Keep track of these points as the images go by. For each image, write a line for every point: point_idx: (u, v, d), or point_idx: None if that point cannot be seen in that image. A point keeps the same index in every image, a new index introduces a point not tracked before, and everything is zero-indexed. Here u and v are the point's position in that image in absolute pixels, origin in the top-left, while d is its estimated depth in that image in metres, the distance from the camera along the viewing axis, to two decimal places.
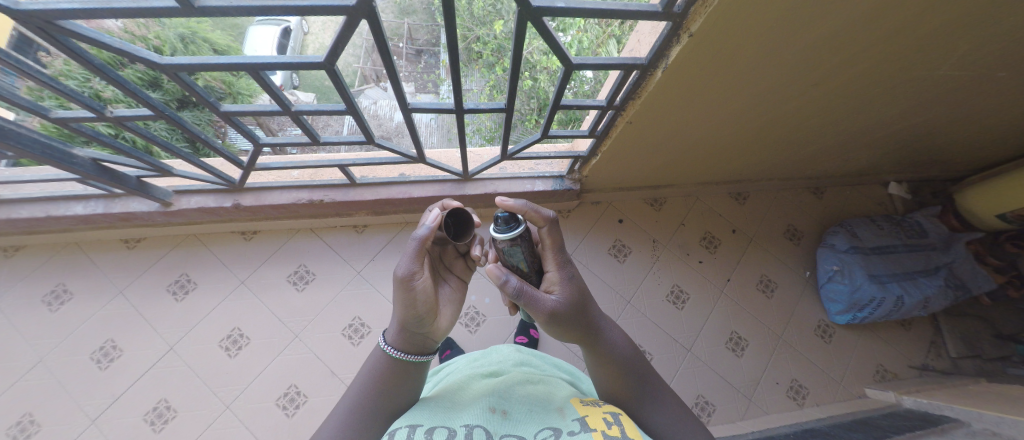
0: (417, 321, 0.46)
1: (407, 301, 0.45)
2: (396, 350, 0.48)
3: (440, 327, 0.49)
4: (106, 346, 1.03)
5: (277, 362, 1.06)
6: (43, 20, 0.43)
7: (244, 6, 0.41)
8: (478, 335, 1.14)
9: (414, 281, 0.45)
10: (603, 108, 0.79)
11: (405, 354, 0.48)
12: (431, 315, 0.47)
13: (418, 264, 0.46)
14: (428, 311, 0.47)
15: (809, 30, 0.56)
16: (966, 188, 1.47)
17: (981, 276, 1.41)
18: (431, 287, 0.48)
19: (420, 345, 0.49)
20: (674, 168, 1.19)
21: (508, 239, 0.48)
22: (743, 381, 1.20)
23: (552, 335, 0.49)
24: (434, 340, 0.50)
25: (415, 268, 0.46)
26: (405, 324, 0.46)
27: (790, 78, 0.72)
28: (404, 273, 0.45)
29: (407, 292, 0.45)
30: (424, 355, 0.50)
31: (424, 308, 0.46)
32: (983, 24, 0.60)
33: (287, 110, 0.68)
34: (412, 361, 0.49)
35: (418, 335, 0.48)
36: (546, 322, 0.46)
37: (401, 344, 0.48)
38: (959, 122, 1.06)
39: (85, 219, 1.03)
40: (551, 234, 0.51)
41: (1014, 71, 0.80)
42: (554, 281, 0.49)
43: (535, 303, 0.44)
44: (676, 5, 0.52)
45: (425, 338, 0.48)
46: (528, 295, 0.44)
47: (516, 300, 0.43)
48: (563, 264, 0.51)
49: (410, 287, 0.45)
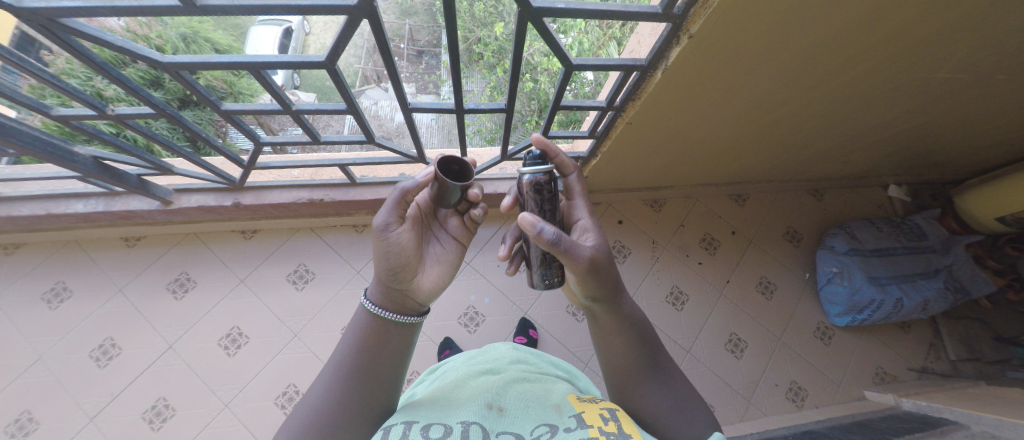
0: (392, 274, 0.46)
1: (380, 252, 0.46)
2: (372, 304, 0.46)
3: (418, 285, 0.48)
4: (105, 344, 1.03)
5: (276, 361, 1.06)
6: (45, 18, 0.43)
7: (246, 5, 0.41)
8: (477, 335, 1.14)
9: (388, 232, 0.46)
10: (603, 109, 0.79)
11: (383, 311, 0.46)
12: (406, 270, 0.47)
13: (396, 216, 0.47)
14: (402, 263, 0.46)
15: (807, 32, 0.57)
16: (966, 191, 1.48)
17: (981, 278, 1.41)
18: (409, 241, 0.47)
19: (398, 303, 0.47)
20: (674, 169, 1.19)
21: (538, 176, 0.47)
22: (742, 382, 1.20)
23: (581, 291, 0.47)
24: (414, 301, 0.48)
25: (390, 219, 0.46)
26: (382, 277, 0.46)
27: (789, 79, 0.72)
28: (379, 222, 0.46)
29: (381, 241, 0.45)
30: (404, 316, 0.47)
31: (398, 261, 0.46)
32: (983, 27, 0.61)
33: (288, 109, 0.68)
34: (391, 320, 0.46)
35: (394, 290, 0.47)
36: (580, 274, 0.44)
37: (378, 299, 0.47)
38: (958, 125, 1.06)
39: (85, 217, 1.03)
40: (578, 182, 0.53)
41: (1013, 75, 0.80)
42: (587, 228, 0.49)
43: (573, 250, 0.42)
44: (676, 6, 0.52)
45: (403, 295, 0.47)
46: (565, 242, 0.41)
47: (554, 247, 0.40)
48: (593, 213, 0.51)
49: (383, 237, 0.45)
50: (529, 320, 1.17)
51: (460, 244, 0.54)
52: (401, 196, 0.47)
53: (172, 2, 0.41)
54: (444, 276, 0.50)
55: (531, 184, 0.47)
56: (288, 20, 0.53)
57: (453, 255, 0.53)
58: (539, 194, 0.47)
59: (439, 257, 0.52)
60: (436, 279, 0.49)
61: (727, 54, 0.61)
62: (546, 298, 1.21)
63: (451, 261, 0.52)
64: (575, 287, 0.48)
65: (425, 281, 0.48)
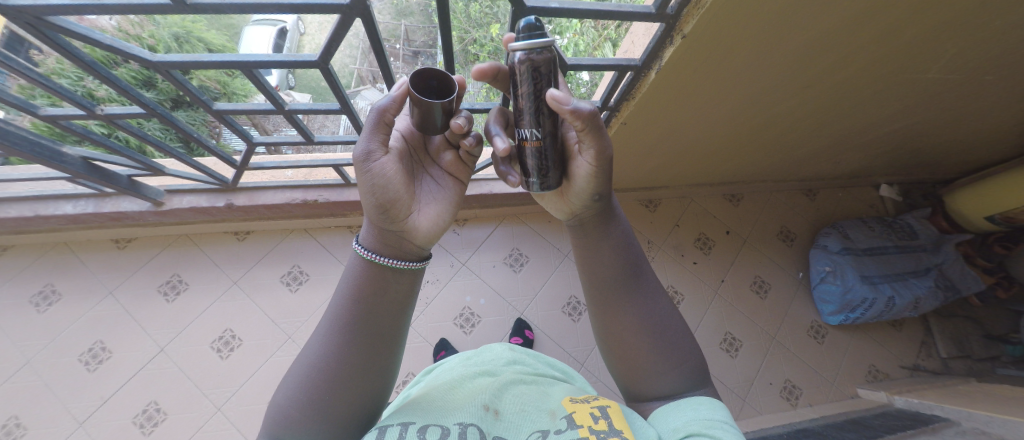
0: (385, 212, 0.37)
1: (366, 186, 0.36)
2: (365, 249, 0.38)
3: (416, 225, 0.39)
4: (95, 347, 1.01)
5: (269, 364, 1.05)
6: (33, 16, 0.42)
7: (236, 3, 0.41)
8: (472, 336, 1.14)
9: (373, 161, 0.36)
10: (597, 109, 0.80)
11: (378, 256, 0.38)
12: (400, 206, 0.38)
13: (378, 142, 0.37)
14: (394, 199, 0.37)
15: (801, 33, 0.57)
16: (956, 190, 1.50)
17: (970, 277, 1.44)
18: (399, 173, 0.38)
19: (395, 247, 0.39)
20: (669, 169, 1.19)
21: (540, 50, 0.36)
22: (737, 381, 1.20)
23: (592, 188, 0.43)
24: (414, 243, 0.39)
25: (372, 146, 0.36)
26: (372, 216, 0.37)
27: (781, 79, 0.72)
28: (358, 149, 0.36)
29: (366, 172, 0.36)
30: (405, 262, 0.39)
31: (389, 197, 0.37)
32: (972, 28, 0.61)
33: (281, 109, 0.68)
34: (389, 266, 0.38)
35: (389, 232, 0.38)
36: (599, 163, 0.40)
37: (372, 243, 0.39)
38: (947, 125, 1.08)
39: (75, 219, 1.02)
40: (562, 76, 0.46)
41: (999, 75, 0.81)
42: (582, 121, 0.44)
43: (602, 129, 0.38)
44: (669, 7, 0.52)
45: (399, 237, 0.39)
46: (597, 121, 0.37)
47: (592, 122, 0.36)
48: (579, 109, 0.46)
49: (367, 168, 0.36)
50: (525, 321, 1.17)
51: (457, 180, 0.45)
52: (380, 116, 0.37)
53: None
54: (446, 214, 0.42)
55: (532, 60, 0.36)
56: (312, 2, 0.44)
57: (453, 192, 0.44)
58: (542, 77, 0.37)
59: (436, 194, 0.43)
60: (436, 218, 0.41)
61: (721, 54, 0.61)
62: (541, 298, 1.21)
63: (451, 198, 0.44)
64: (584, 187, 0.43)
65: (423, 220, 0.40)
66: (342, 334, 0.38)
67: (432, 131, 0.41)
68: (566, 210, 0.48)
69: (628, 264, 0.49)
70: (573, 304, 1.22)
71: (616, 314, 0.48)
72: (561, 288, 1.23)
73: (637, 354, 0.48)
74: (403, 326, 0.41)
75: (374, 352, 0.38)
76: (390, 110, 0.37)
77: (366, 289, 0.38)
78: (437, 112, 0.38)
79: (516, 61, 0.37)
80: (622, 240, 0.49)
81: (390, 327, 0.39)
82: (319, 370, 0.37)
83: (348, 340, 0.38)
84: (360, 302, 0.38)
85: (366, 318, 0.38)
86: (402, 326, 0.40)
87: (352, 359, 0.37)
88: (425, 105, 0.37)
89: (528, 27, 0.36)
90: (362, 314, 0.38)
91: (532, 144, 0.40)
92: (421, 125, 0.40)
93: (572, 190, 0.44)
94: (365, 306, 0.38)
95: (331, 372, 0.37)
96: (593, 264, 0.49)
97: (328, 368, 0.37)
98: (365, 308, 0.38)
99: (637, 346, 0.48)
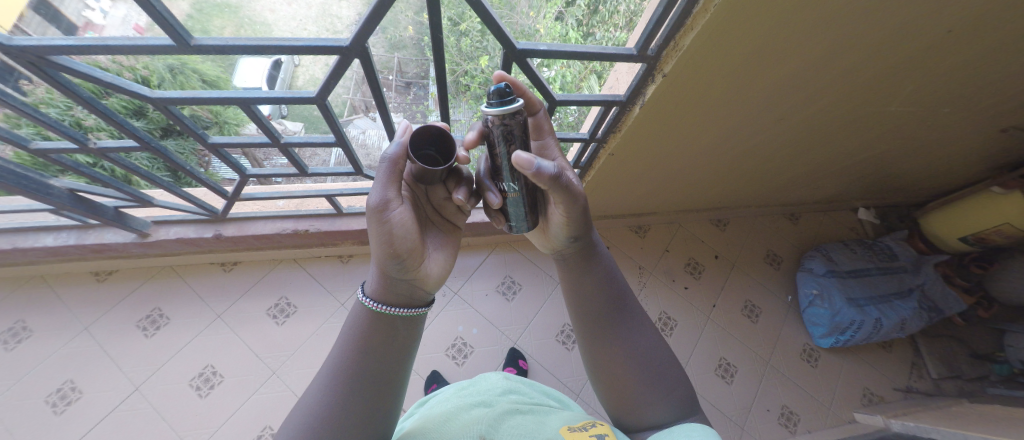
0: (400, 262, 0.38)
1: (382, 236, 0.37)
2: (375, 302, 0.38)
3: (427, 273, 0.41)
4: (64, 388, 0.95)
5: (251, 402, 1.00)
6: (35, 55, 0.43)
7: (240, 45, 0.43)
8: (466, 367, 1.11)
9: (389, 214, 0.37)
10: (586, 141, 0.83)
11: (389, 307, 0.39)
12: (414, 256, 0.39)
13: (395, 192, 0.38)
14: (410, 251, 0.38)
15: (775, 70, 0.61)
16: (929, 213, 1.56)
17: (951, 297, 1.47)
18: (413, 223, 0.40)
19: (406, 295, 0.40)
20: (657, 196, 1.23)
21: (508, 118, 0.37)
22: (735, 409, 1.18)
23: (568, 231, 0.46)
24: (424, 291, 0.41)
25: (389, 196, 0.37)
26: (385, 266, 0.38)
27: (757, 114, 0.77)
28: (376, 202, 0.36)
29: (384, 224, 0.37)
30: (413, 309, 0.40)
31: (405, 247, 0.38)
32: (928, 64, 0.67)
33: (276, 142, 0.69)
34: (399, 316, 0.39)
35: (402, 281, 0.39)
36: (571, 211, 0.43)
37: (381, 292, 0.39)
38: (916, 151, 1.13)
39: (54, 251, 0.99)
40: (545, 121, 0.50)
41: (955, 108, 0.88)
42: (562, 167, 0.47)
43: (569, 184, 0.41)
44: (650, 49, 0.56)
45: (411, 286, 0.40)
46: (565, 177, 0.40)
47: (555, 182, 0.39)
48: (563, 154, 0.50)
49: (385, 220, 0.37)
50: (519, 350, 1.15)
51: (452, 227, 0.49)
52: (395, 169, 0.38)
53: (166, 41, 0.42)
54: (449, 261, 0.45)
55: (502, 128, 0.38)
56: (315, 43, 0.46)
57: (450, 238, 0.48)
58: (515, 138, 0.39)
59: (437, 241, 0.46)
60: (441, 265, 0.43)
61: (701, 91, 0.65)
62: (535, 327, 1.20)
63: (450, 245, 0.47)
64: (558, 230, 0.47)
65: (431, 267, 0.42)
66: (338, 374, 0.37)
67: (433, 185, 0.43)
68: (547, 246, 0.52)
69: (617, 297, 0.50)
70: (567, 332, 1.20)
71: (610, 343, 0.48)
72: (555, 316, 1.22)
73: (634, 383, 0.48)
74: (401, 361, 0.40)
75: (371, 390, 0.37)
76: (403, 164, 0.39)
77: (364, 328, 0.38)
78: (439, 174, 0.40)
79: (489, 125, 0.39)
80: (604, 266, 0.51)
81: (388, 363, 0.38)
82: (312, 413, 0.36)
83: (344, 380, 0.37)
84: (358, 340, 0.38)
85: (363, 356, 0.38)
86: (399, 360, 0.39)
87: (348, 399, 0.36)
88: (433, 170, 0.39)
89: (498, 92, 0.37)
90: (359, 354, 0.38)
91: (513, 197, 0.43)
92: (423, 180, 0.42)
93: (550, 230, 0.48)
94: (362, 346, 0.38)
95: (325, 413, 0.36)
96: (579, 293, 0.50)
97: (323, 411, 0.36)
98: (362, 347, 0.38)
99: (633, 375, 0.48)
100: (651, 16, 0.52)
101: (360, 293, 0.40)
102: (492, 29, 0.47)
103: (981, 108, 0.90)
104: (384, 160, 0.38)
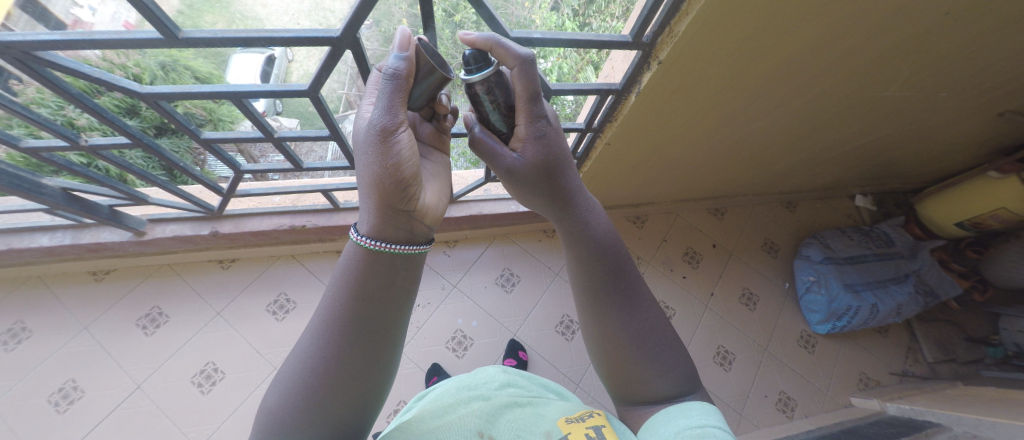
0: (405, 189, 0.36)
1: (390, 160, 0.35)
2: (372, 237, 0.35)
3: (426, 206, 0.40)
4: (66, 387, 0.96)
5: (254, 397, 1.01)
6: (21, 51, 0.42)
7: (230, 37, 0.43)
8: (466, 360, 1.12)
9: (397, 136, 0.35)
10: (582, 131, 0.83)
11: (388, 244, 0.36)
12: (418, 184, 0.38)
13: (402, 115, 0.36)
14: (414, 180, 0.37)
15: (773, 55, 0.61)
16: (926, 199, 1.57)
17: (946, 281, 1.49)
18: (416, 151, 0.38)
19: (407, 230, 0.37)
20: (656, 186, 1.23)
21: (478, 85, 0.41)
22: (733, 396, 1.20)
23: (517, 198, 0.51)
24: (425, 226, 0.39)
25: (397, 118, 0.36)
26: (388, 195, 0.35)
27: (754, 100, 0.76)
28: (384, 123, 0.35)
29: (391, 147, 0.35)
30: (415, 246, 0.38)
31: (410, 172, 0.36)
32: (927, 46, 0.66)
33: (270, 137, 0.68)
34: (399, 253, 0.36)
35: (404, 213, 0.37)
36: (507, 180, 0.48)
37: (381, 227, 0.36)
38: (914, 136, 1.13)
39: (50, 251, 0.99)
40: (522, 77, 0.42)
41: (952, 92, 0.87)
42: (521, 136, 0.45)
43: (494, 155, 0.47)
44: (645, 35, 0.55)
45: (414, 219, 0.38)
46: (489, 147, 0.47)
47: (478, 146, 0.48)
48: (534, 119, 0.45)
49: (393, 143, 0.35)
50: (518, 342, 1.16)
51: (435, 151, 0.49)
52: (400, 88, 0.36)
53: (152, 34, 0.41)
54: (443, 195, 0.44)
55: (481, 91, 0.41)
56: (303, 33, 0.46)
57: (439, 168, 0.48)
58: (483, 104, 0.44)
59: (428, 172, 0.46)
60: (437, 200, 0.43)
61: (696, 79, 0.65)
62: (534, 318, 1.21)
63: (440, 176, 0.47)
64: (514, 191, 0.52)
65: (429, 199, 0.41)
66: (321, 362, 0.35)
67: (417, 108, 0.44)
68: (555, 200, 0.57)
69: (625, 287, 0.48)
70: (566, 323, 1.21)
71: (609, 329, 0.47)
72: (554, 307, 1.23)
73: (635, 372, 0.47)
74: (393, 354, 0.39)
75: (359, 380, 0.36)
76: (409, 82, 0.37)
77: (348, 311, 0.35)
78: (443, 85, 0.43)
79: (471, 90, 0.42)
80: (611, 233, 0.49)
81: (377, 349, 0.37)
82: (294, 403, 0.34)
83: (328, 367, 0.35)
84: (341, 322, 0.35)
85: (348, 340, 0.35)
86: (391, 355, 0.38)
87: (333, 388, 0.35)
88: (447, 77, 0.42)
89: (476, 55, 0.40)
90: (342, 338, 0.35)
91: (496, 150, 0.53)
92: (411, 101, 0.42)
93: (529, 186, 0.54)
94: (347, 329, 0.35)
95: (310, 403, 0.34)
96: (581, 260, 0.48)
97: (308, 400, 0.34)
98: (346, 331, 0.35)
99: (632, 362, 0.47)
100: (645, 4, 0.51)
101: (355, 234, 0.37)
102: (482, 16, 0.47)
103: (976, 93, 0.90)
104: (390, 77, 0.35)
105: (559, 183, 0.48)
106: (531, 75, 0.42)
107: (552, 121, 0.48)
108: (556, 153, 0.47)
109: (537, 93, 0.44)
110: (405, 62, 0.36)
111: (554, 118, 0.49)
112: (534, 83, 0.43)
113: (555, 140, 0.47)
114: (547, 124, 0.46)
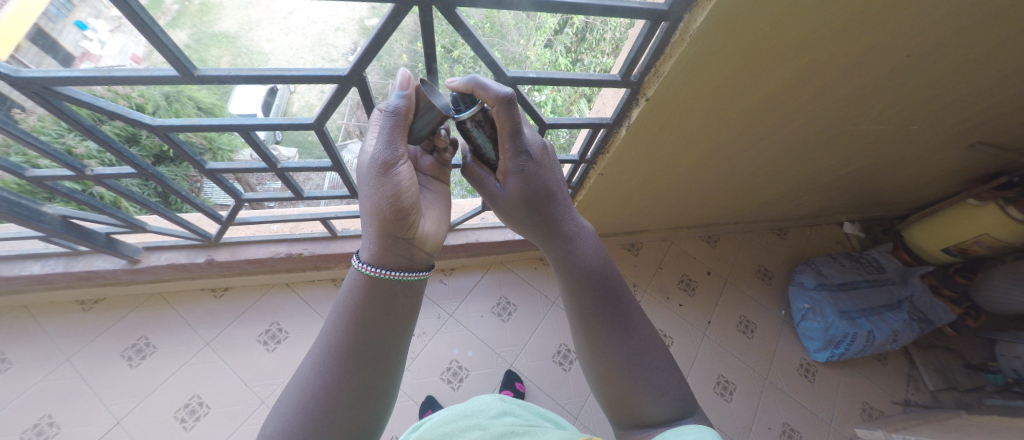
0: (405, 218, 0.38)
1: (388, 191, 0.37)
2: (371, 264, 0.36)
3: (425, 233, 0.41)
4: (41, 423, 0.91)
5: (238, 434, 0.96)
6: (40, 86, 0.44)
7: (240, 74, 0.45)
8: (461, 391, 1.09)
9: (397, 168, 0.38)
10: (576, 162, 0.86)
11: (387, 271, 0.37)
12: (417, 213, 0.39)
13: (402, 150, 0.39)
14: (412, 208, 0.38)
15: (751, 92, 0.65)
16: (912, 225, 1.61)
17: (940, 308, 1.49)
18: (416, 181, 0.40)
19: (407, 258, 0.39)
20: (649, 215, 1.26)
21: (470, 122, 0.43)
22: (735, 429, 1.17)
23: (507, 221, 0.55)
24: (424, 252, 0.41)
25: (397, 153, 0.38)
26: (387, 224, 0.37)
27: (737, 133, 0.80)
28: (384, 156, 0.37)
29: (391, 179, 0.37)
30: (415, 273, 0.39)
31: (409, 202, 0.38)
32: (901, 79, 0.70)
33: (273, 167, 0.71)
34: (399, 279, 0.37)
35: (403, 240, 0.38)
36: (494, 205, 0.53)
37: (381, 254, 0.37)
38: (895, 165, 1.18)
39: (39, 279, 0.97)
40: (504, 116, 0.42)
41: (922, 125, 0.93)
42: (503, 171, 0.48)
43: (482, 182, 0.52)
44: (633, 74, 0.60)
45: (412, 247, 0.39)
46: (477, 175, 0.52)
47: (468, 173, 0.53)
48: (514, 155, 0.46)
49: (392, 174, 0.37)
50: (515, 373, 1.13)
51: (435, 181, 0.51)
52: (399, 124, 0.38)
53: (168, 71, 0.43)
54: (442, 223, 0.46)
55: (471, 125, 0.44)
56: (314, 70, 0.48)
57: (439, 197, 0.50)
58: (472, 140, 0.46)
59: (427, 201, 0.47)
60: (436, 227, 0.44)
61: (682, 114, 0.69)
62: (531, 348, 1.19)
63: (438, 205, 0.49)
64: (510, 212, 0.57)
65: (427, 228, 0.42)
66: (318, 389, 0.34)
67: (419, 139, 0.45)
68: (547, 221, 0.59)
69: (619, 312, 0.49)
70: (563, 353, 1.19)
71: (604, 353, 0.48)
72: (551, 336, 1.21)
73: (631, 397, 0.47)
74: (392, 378, 0.39)
75: (356, 409, 0.36)
76: (408, 118, 0.40)
77: (349, 338, 0.36)
78: (444, 122, 0.44)
79: (466, 127, 0.44)
80: (599, 256, 0.50)
81: (375, 377, 0.37)
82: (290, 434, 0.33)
83: (327, 393, 0.34)
84: (341, 350, 0.35)
85: (348, 367, 0.35)
86: (390, 380, 0.38)
87: (329, 416, 0.34)
88: (445, 116, 0.43)
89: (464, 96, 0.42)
90: (342, 364, 0.35)
91: None
92: (412, 133, 0.43)
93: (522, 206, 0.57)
94: (347, 355, 0.35)
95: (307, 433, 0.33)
96: (573, 285, 0.49)
97: (301, 433, 0.33)
98: (346, 357, 0.35)
99: (627, 385, 0.47)
100: (630, 47, 0.56)
101: (355, 261, 0.38)
102: (480, 54, 0.50)
103: (946, 125, 0.95)
104: (391, 113, 0.38)
105: (541, 214, 0.50)
106: (511, 115, 0.43)
107: (536, 152, 0.49)
108: (539, 184, 0.49)
109: (518, 129, 0.45)
110: (405, 100, 0.39)
111: (542, 147, 0.50)
112: (515, 121, 0.43)
113: (535, 173, 0.49)
114: (529, 157, 0.48)
